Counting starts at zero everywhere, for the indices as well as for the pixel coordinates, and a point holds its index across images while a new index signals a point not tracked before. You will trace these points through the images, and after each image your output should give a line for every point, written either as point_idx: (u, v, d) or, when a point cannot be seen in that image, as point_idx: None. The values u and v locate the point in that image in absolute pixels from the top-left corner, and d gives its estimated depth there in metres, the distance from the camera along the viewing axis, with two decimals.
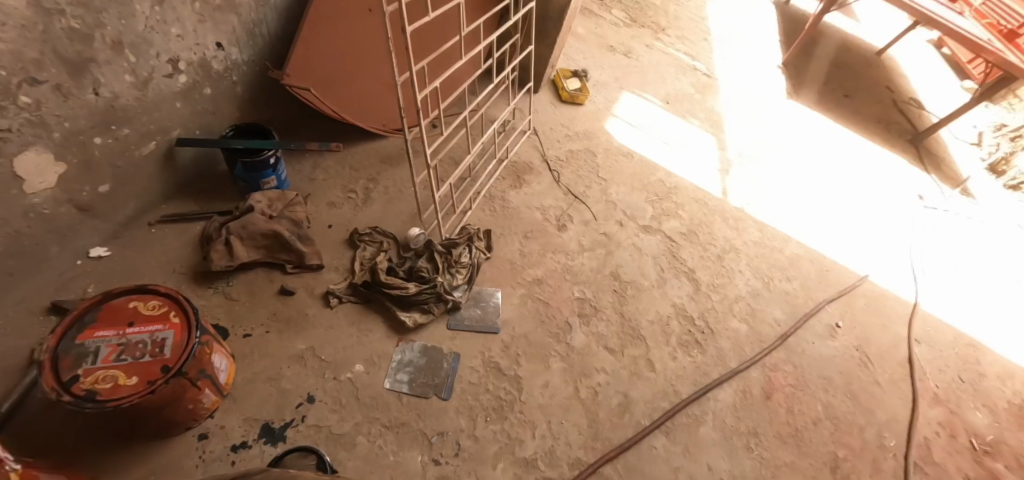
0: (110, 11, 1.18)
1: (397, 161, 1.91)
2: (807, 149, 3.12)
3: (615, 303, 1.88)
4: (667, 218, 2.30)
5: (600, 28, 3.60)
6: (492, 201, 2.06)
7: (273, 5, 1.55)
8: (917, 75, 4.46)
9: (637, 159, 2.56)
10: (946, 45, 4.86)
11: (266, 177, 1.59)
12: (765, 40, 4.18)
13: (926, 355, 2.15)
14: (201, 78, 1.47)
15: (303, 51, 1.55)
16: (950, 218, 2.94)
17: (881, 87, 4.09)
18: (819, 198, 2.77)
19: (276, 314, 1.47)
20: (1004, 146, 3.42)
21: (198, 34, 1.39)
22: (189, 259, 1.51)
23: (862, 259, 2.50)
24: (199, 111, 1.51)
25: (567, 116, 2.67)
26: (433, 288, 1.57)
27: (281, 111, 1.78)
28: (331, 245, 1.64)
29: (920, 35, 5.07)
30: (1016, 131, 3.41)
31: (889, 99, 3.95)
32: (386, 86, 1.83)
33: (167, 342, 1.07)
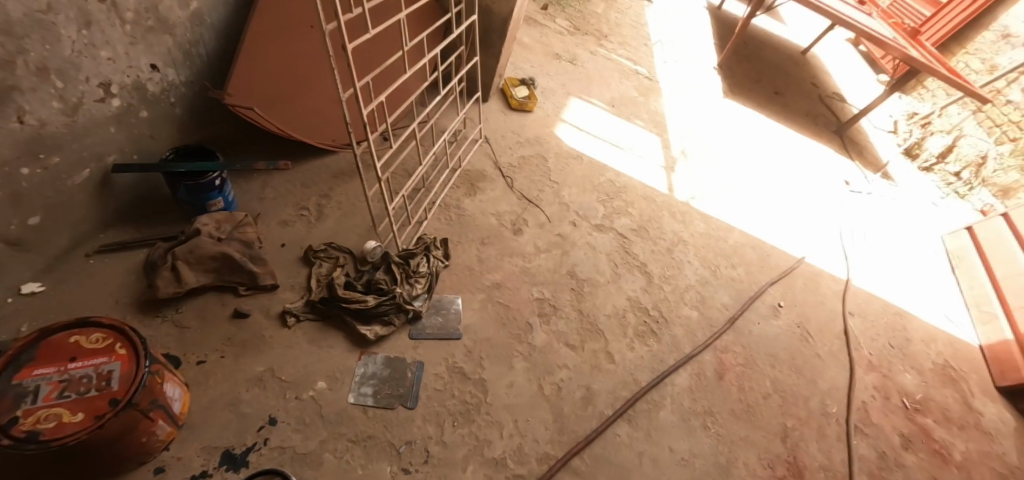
0: (33, 36, 1.12)
1: (348, 176, 1.90)
2: (744, 144, 3.33)
3: (573, 301, 1.94)
4: (618, 216, 2.40)
5: (545, 36, 3.70)
6: (447, 209, 2.09)
7: (210, 24, 1.52)
8: (837, 72, 4.83)
9: (587, 161, 2.66)
10: (863, 43, 5.32)
11: (212, 199, 1.55)
12: (699, 43, 4.42)
13: (860, 327, 2.34)
14: (137, 101, 1.41)
15: (244, 70, 1.54)
16: (872, 200, 3.21)
17: (806, 83, 4.40)
18: (757, 189, 2.96)
19: (231, 338, 1.43)
20: (917, 132, 3.80)
21: (131, 56, 1.34)
22: (133, 289, 1.44)
23: (798, 242, 2.69)
24: (136, 135, 1.45)
25: (517, 123, 2.73)
26: (393, 299, 1.58)
27: (224, 130, 1.73)
28: (284, 263, 1.62)
29: (839, 34, 5.52)
30: (925, 119, 3.80)
31: (813, 94, 4.27)
32: (333, 102, 1.82)
33: (113, 375, 1.03)
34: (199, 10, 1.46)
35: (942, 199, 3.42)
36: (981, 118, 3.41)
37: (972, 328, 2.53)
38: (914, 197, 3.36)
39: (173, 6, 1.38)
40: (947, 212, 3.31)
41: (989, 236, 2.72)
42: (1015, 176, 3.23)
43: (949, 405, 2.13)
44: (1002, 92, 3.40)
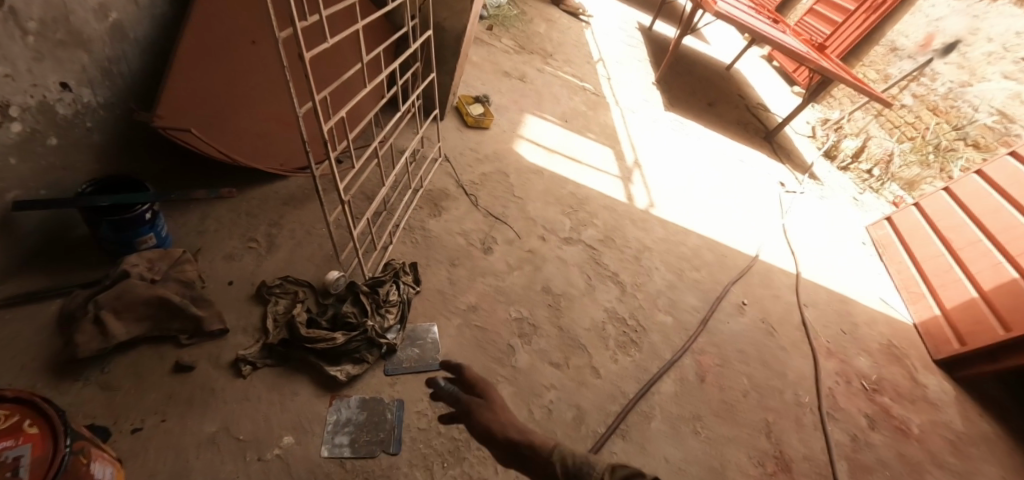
0: None
1: (300, 202, 1.74)
2: (688, 151, 3.45)
3: (551, 318, 1.86)
4: (584, 228, 2.36)
5: (492, 55, 3.68)
6: (412, 232, 1.95)
7: (133, 39, 1.34)
8: (759, 85, 5.19)
9: (547, 175, 2.62)
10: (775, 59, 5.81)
11: (142, 235, 1.34)
12: (637, 60, 4.59)
13: (816, 317, 2.42)
14: (43, 126, 1.19)
15: (177, 91, 1.37)
16: (807, 199, 3.41)
17: (735, 95, 4.68)
18: (706, 193, 3.05)
19: (174, 396, 1.22)
20: (831, 137, 4.06)
21: (35, 73, 1.13)
22: (43, 349, 1.20)
23: (750, 241, 2.78)
24: (43, 166, 1.22)
25: (473, 140, 2.66)
26: (365, 334, 1.43)
27: (151, 158, 1.52)
28: (233, 304, 1.42)
29: (753, 52, 6.03)
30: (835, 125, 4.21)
31: (742, 104, 4.55)
32: (281, 123, 1.67)
33: (23, 462, 0.79)
34: (119, 22, 1.28)
35: (860, 195, 3.61)
36: (884, 121, 3.92)
37: (904, 308, 2.68)
38: (837, 193, 3.58)
39: (88, 16, 1.20)
40: (868, 205, 3.53)
41: (909, 228, 2.98)
42: (917, 170, 3.59)
43: (902, 383, 2.23)
44: (897, 98, 3.93)
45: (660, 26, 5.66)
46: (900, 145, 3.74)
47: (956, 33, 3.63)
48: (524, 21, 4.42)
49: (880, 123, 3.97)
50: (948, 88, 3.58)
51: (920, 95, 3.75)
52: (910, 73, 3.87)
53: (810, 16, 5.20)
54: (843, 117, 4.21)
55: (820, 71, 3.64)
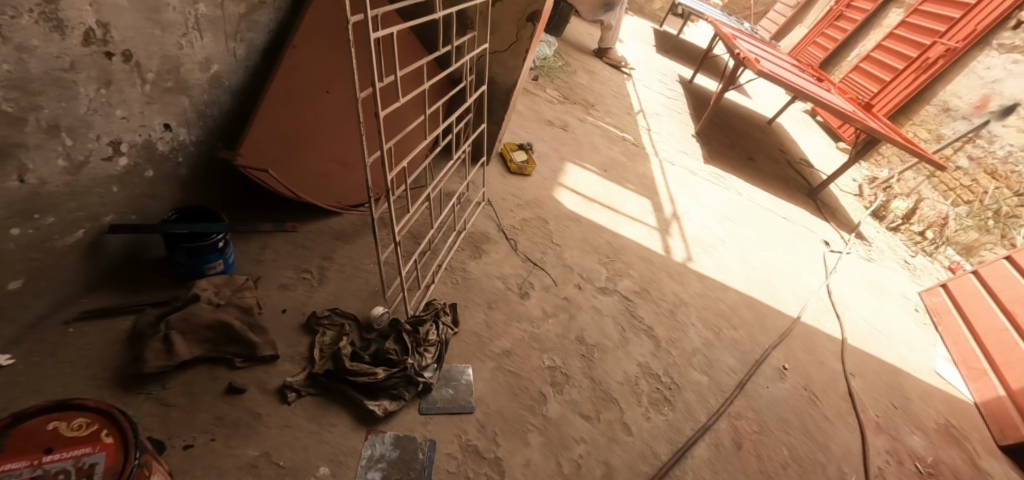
0: (49, 93, 1.04)
1: (351, 238, 1.84)
2: (727, 205, 3.44)
3: (584, 368, 1.85)
4: (619, 278, 2.38)
5: (537, 104, 3.85)
6: (453, 272, 2.02)
7: (227, 86, 1.50)
8: (802, 141, 5.14)
9: (585, 223, 2.67)
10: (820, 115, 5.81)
11: (211, 261, 1.46)
12: (677, 113, 4.66)
13: (861, 386, 2.30)
14: (144, 161, 1.33)
15: (257, 133, 1.52)
16: (852, 259, 3.30)
17: (775, 149, 4.66)
18: (745, 248, 3.01)
19: (222, 418, 1.26)
20: (880, 197, 4.02)
21: (145, 116, 1.28)
22: (115, 361, 1.28)
23: (791, 300, 2.71)
24: (136, 196, 1.35)
25: (515, 185, 2.76)
26: (404, 371, 1.47)
27: (223, 191, 1.66)
28: (284, 332, 1.50)
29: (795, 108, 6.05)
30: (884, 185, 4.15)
31: (784, 159, 4.52)
32: (343, 163, 1.81)
33: (96, 470, 0.85)
34: (218, 73, 1.45)
35: (912, 258, 3.50)
36: (937, 182, 3.81)
37: (961, 383, 2.51)
38: (885, 256, 3.45)
39: (194, 69, 1.35)
40: (920, 270, 3.39)
41: (968, 298, 2.86)
42: (976, 235, 3.45)
43: (957, 466, 2.07)
44: (952, 158, 3.84)
45: (701, 79, 5.75)
46: (955, 208, 3.63)
47: (1015, 96, 3.52)
48: (569, 72, 4.62)
49: (934, 184, 3.85)
50: (1008, 152, 3.45)
51: (977, 158, 3.64)
52: (965, 134, 3.77)
53: (856, 73, 5.19)
54: (892, 176, 4.14)
55: (867, 131, 3.57)
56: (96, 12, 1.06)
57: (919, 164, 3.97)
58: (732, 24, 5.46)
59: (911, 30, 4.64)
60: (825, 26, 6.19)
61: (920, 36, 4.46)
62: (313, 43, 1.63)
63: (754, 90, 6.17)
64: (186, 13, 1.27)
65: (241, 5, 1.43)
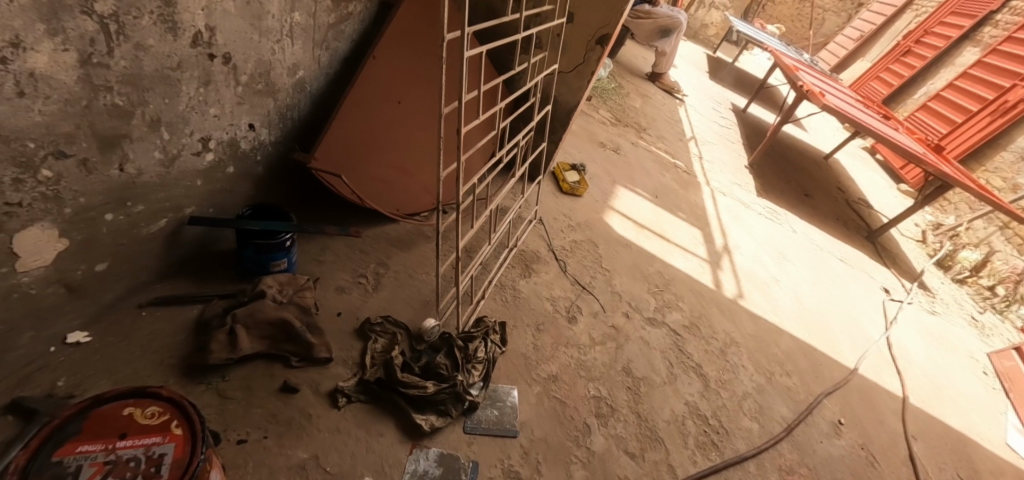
0: (156, 90, 1.10)
1: (407, 246, 1.86)
2: (782, 241, 3.28)
3: (630, 403, 1.78)
4: (669, 310, 2.29)
5: (590, 125, 3.84)
6: (503, 290, 2.01)
7: (309, 91, 1.56)
8: (861, 179, 4.87)
9: (635, 249, 2.61)
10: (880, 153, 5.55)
11: (277, 259, 1.49)
12: (731, 143, 4.53)
13: (926, 452, 2.12)
14: (227, 157, 1.38)
15: (331, 138, 1.57)
16: (916, 310, 3.08)
17: (833, 187, 4.44)
18: (800, 289, 2.86)
19: (275, 416, 1.28)
20: (946, 245, 3.77)
21: (235, 115, 1.33)
22: (181, 348, 1.32)
23: (848, 349, 2.54)
24: (217, 190, 1.40)
25: (567, 205, 2.74)
26: (453, 388, 1.44)
27: (291, 191, 1.71)
28: (339, 335, 1.52)
29: (855, 145, 5.80)
30: (952, 231, 3.89)
31: (842, 198, 4.30)
32: (406, 172, 1.83)
33: (164, 460, 0.87)
34: (303, 79, 1.50)
35: (981, 314, 3.25)
36: (1011, 235, 3.53)
37: None
38: (951, 310, 3.20)
39: (283, 73, 1.41)
40: (990, 329, 3.13)
41: None
42: None
43: None
44: None
45: (757, 109, 5.56)
46: None
47: None
48: (622, 95, 4.59)
49: (1007, 236, 3.56)
50: None
51: None
52: None
53: (923, 111, 4.89)
54: (960, 224, 3.88)
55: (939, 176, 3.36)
56: (206, 16, 1.12)
57: (990, 213, 3.69)
58: (794, 56, 5.30)
59: (987, 70, 4.33)
60: (890, 61, 5.80)
61: (997, 78, 4.15)
62: (391, 56, 1.68)
63: (809, 123, 5.94)
64: (283, 21, 1.32)
65: (331, 15, 1.49)
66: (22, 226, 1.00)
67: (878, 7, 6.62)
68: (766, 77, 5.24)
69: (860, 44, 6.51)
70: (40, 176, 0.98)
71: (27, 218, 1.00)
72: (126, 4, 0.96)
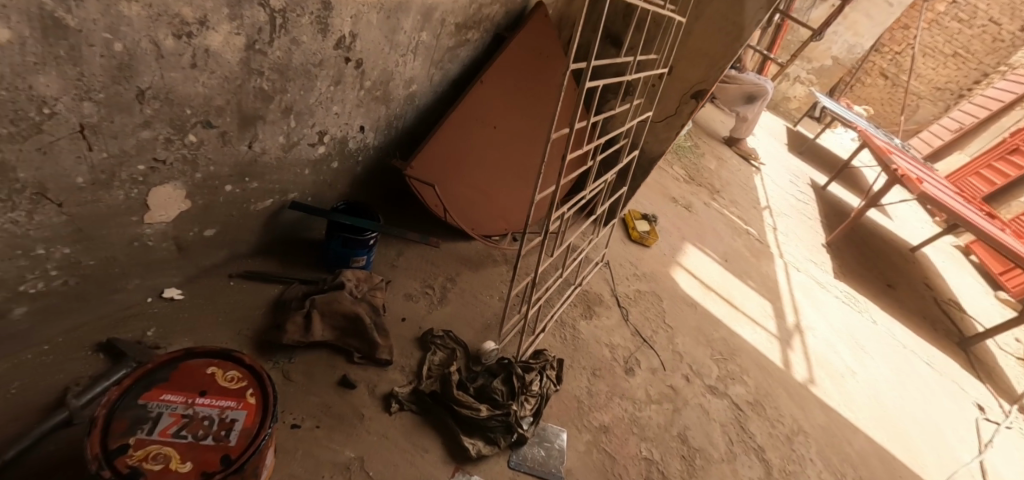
0: (296, 82, 1.19)
1: (476, 265, 1.87)
2: (861, 330, 3.01)
3: (684, 473, 1.64)
4: (731, 382, 2.13)
5: (663, 179, 3.78)
6: (563, 327, 1.96)
7: (417, 105, 1.64)
8: (952, 279, 4.43)
9: (701, 311, 2.48)
10: (975, 253, 5.05)
11: (358, 255, 1.54)
12: (809, 218, 4.30)
13: None
14: (335, 153, 1.46)
15: (429, 151, 1.64)
16: (1016, 436, 2.69)
17: (920, 282, 4.06)
18: (879, 386, 2.59)
19: (331, 408, 1.28)
20: None
21: (351, 116, 1.42)
22: (258, 323, 1.37)
23: (934, 465, 2.24)
24: (318, 181, 1.48)
25: (635, 254, 2.68)
26: (506, 417, 1.38)
27: (379, 195, 1.79)
28: (401, 340, 1.52)
29: (947, 239, 5.33)
30: None
31: (930, 295, 3.91)
32: (490, 194, 1.87)
33: (235, 427, 0.88)
34: (414, 92, 1.58)
35: None
36: None
37: None
38: None
39: (399, 85, 1.49)
40: None
41: None
42: None
43: None
44: None
45: (838, 188, 5.23)
46: None
47: None
48: (697, 154, 4.51)
49: None
50: None
51: None
52: None
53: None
54: None
55: None
56: (353, 24, 1.21)
57: None
58: (883, 137, 4.97)
59: None
60: (994, 157, 4.98)
61: None
62: (497, 83, 1.74)
63: (895, 209, 5.52)
64: (412, 38, 1.41)
65: (452, 39, 1.58)
66: (159, 182, 1.08)
67: (982, 99, 5.60)
68: (850, 156, 4.95)
69: (957, 135, 5.58)
70: (187, 139, 1.06)
71: (166, 176, 1.08)
72: (293, 3, 1.05)
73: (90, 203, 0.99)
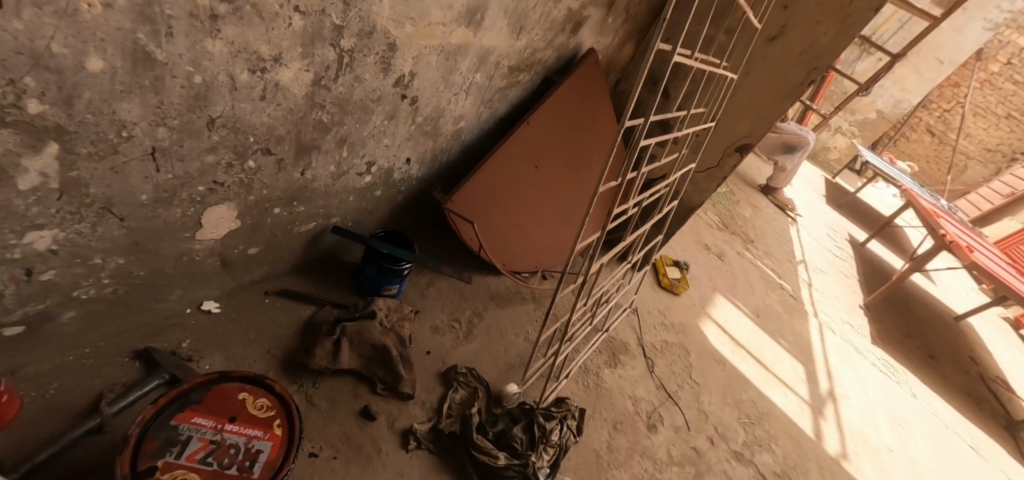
0: (353, 116, 1.23)
1: (505, 302, 1.86)
2: (902, 405, 2.83)
3: None
4: (758, 449, 2.03)
5: (697, 225, 3.71)
6: (586, 374, 1.92)
7: (462, 140, 1.66)
8: (1002, 356, 4.16)
9: (729, 369, 2.38)
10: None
11: (390, 284, 1.55)
12: (847, 277, 4.15)
13: None
14: (380, 182, 1.49)
15: (470, 186, 1.65)
16: None
17: (965, 356, 3.81)
18: (920, 470, 2.41)
19: (350, 439, 1.27)
20: None
21: (400, 149, 1.45)
22: (288, 344, 1.38)
23: None
24: (361, 208, 1.52)
25: (664, 302, 2.62)
26: (523, 468, 1.34)
27: (417, 223, 1.82)
28: (424, 374, 1.51)
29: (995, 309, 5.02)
30: None
31: (975, 370, 3.66)
32: (525, 232, 1.87)
33: (259, 458, 0.88)
34: (462, 129, 1.61)
35: None
36: None
37: None
38: None
39: (449, 121, 1.52)
40: None
41: None
42: None
43: None
44: None
45: (878, 246, 5.02)
46: None
47: None
48: (733, 202, 4.43)
49: None
50: None
51: None
52: None
53: None
54: None
55: None
56: (413, 64, 1.25)
57: None
58: (928, 199, 4.76)
59: None
60: None
61: None
62: (542, 124, 1.76)
63: (939, 274, 5.24)
64: (467, 78, 1.45)
65: (504, 80, 1.60)
66: (215, 203, 1.12)
67: None
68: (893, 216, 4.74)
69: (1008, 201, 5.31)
70: (246, 164, 1.10)
71: (222, 197, 1.12)
72: (362, 44, 1.09)
73: (149, 219, 1.03)
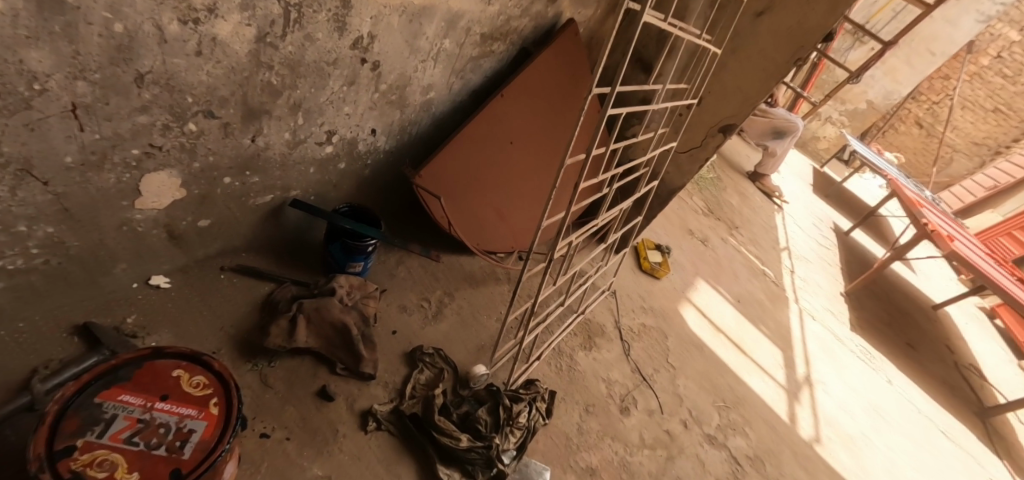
0: (308, 79, 1.15)
1: (477, 283, 1.81)
2: (877, 391, 2.85)
3: None
4: (732, 432, 2.02)
5: (682, 211, 3.68)
6: (560, 357, 1.88)
7: (433, 113, 1.59)
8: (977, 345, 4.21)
9: (707, 353, 2.37)
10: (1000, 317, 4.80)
11: (355, 261, 1.49)
12: (829, 264, 4.16)
13: None
14: (343, 154, 1.42)
15: (440, 161, 1.59)
16: None
17: (942, 344, 3.86)
18: (893, 456, 2.43)
19: (306, 420, 1.22)
20: None
21: (363, 118, 1.38)
22: (243, 321, 1.33)
23: None
24: (323, 181, 1.45)
25: (644, 286, 2.59)
26: (487, 451, 1.30)
27: (387, 201, 1.76)
28: (389, 354, 1.46)
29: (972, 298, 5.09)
30: None
31: (951, 359, 3.70)
32: (500, 211, 1.81)
33: (191, 438, 0.83)
34: (432, 99, 1.54)
35: None
36: None
37: None
38: None
39: (416, 91, 1.45)
40: None
41: None
42: None
43: None
44: None
45: (862, 235, 5.03)
46: None
47: None
48: (719, 187, 4.40)
49: None
50: None
51: None
52: None
53: None
54: None
55: None
56: (372, 25, 1.17)
57: None
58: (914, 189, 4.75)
59: None
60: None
61: None
62: (517, 98, 1.69)
63: (920, 263, 5.28)
64: (433, 44, 1.37)
65: (476, 49, 1.53)
66: (154, 169, 1.05)
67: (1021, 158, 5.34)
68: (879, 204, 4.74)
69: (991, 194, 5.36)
70: (186, 128, 1.03)
71: (161, 162, 1.05)
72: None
73: (78, 183, 0.96)
